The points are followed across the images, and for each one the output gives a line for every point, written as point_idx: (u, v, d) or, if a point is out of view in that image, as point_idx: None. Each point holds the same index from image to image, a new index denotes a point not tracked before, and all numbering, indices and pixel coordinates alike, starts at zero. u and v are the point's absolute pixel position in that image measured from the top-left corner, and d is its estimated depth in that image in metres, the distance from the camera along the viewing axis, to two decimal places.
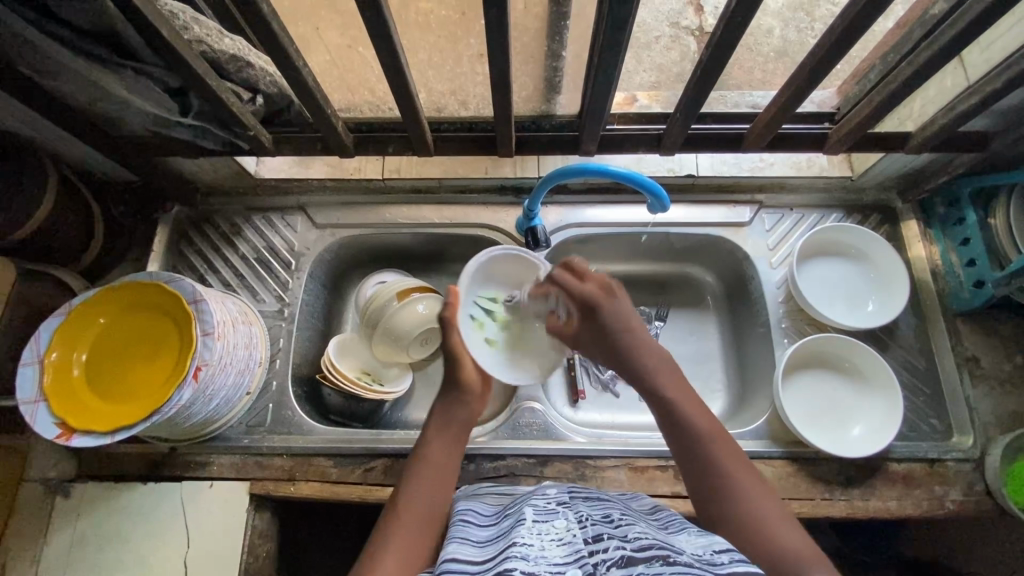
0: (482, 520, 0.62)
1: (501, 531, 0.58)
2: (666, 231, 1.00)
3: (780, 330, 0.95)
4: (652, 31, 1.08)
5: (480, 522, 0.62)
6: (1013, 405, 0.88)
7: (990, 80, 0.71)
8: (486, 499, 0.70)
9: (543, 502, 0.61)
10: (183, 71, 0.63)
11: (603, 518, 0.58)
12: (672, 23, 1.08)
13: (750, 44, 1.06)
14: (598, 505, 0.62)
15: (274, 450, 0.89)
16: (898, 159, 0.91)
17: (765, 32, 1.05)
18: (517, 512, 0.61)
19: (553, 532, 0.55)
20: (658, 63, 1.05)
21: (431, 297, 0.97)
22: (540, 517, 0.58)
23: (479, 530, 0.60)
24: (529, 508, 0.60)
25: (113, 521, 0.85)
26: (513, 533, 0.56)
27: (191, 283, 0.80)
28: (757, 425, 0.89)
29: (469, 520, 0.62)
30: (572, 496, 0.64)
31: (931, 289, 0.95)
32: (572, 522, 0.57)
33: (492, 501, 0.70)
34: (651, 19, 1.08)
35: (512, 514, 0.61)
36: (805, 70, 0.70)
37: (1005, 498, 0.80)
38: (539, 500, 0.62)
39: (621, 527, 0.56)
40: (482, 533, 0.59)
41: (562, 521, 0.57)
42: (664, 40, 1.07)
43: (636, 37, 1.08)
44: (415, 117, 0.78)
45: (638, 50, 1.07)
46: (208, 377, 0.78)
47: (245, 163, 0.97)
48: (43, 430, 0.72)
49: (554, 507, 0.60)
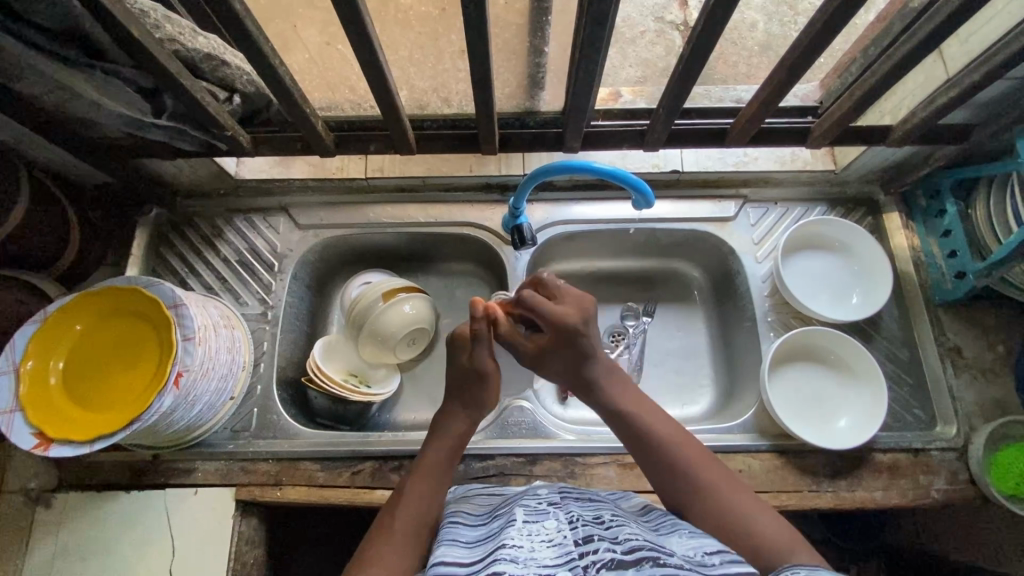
0: (472, 521, 0.62)
1: (491, 532, 0.58)
2: (652, 227, 1.00)
3: (766, 324, 0.95)
4: (637, 26, 1.09)
5: (469, 524, 0.61)
6: (994, 394, 0.89)
7: (968, 74, 0.71)
8: (476, 499, 0.70)
9: (534, 503, 0.61)
10: (155, 70, 0.61)
11: (594, 518, 0.58)
12: (657, 18, 1.10)
13: (734, 39, 1.07)
14: (589, 506, 0.61)
15: (260, 454, 0.88)
16: (882, 153, 0.91)
17: (749, 26, 1.08)
18: (508, 513, 0.60)
19: (543, 533, 0.55)
20: (643, 58, 1.06)
21: (417, 297, 0.98)
22: (531, 518, 0.57)
23: (468, 531, 0.59)
24: (519, 509, 0.59)
25: (97, 530, 0.84)
26: (502, 535, 0.55)
27: (172, 288, 0.78)
28: (745, 419, 0.90)
29: (459, 523, 0.61)
30: (563, 496, 0.63)
31: (914, 280, 0.95)
32: (562, 522, 0.56)
33: (482, 501, 0.70)
34: (636, 15, 1.10)
35: (502, 515, 0.61)
36: (786, 64, 0.69)
37: (988, 485, 0.82)
38: (530, 500, 0.62)
39: (611, 528, 0.56)
40: (471, 533, 0.59)
41: (553, 521, 0.57)
42: (649, 34, 1.09)
43: (622, 33, 1.09)
44: (397, 117, 0.77)
45: (623, 45, 1.07)
46: (190, 383, 0.76)
47: (226, 163, 0.96)
48: (20, 440, 0.70)
49: (544, 508, 0.59)
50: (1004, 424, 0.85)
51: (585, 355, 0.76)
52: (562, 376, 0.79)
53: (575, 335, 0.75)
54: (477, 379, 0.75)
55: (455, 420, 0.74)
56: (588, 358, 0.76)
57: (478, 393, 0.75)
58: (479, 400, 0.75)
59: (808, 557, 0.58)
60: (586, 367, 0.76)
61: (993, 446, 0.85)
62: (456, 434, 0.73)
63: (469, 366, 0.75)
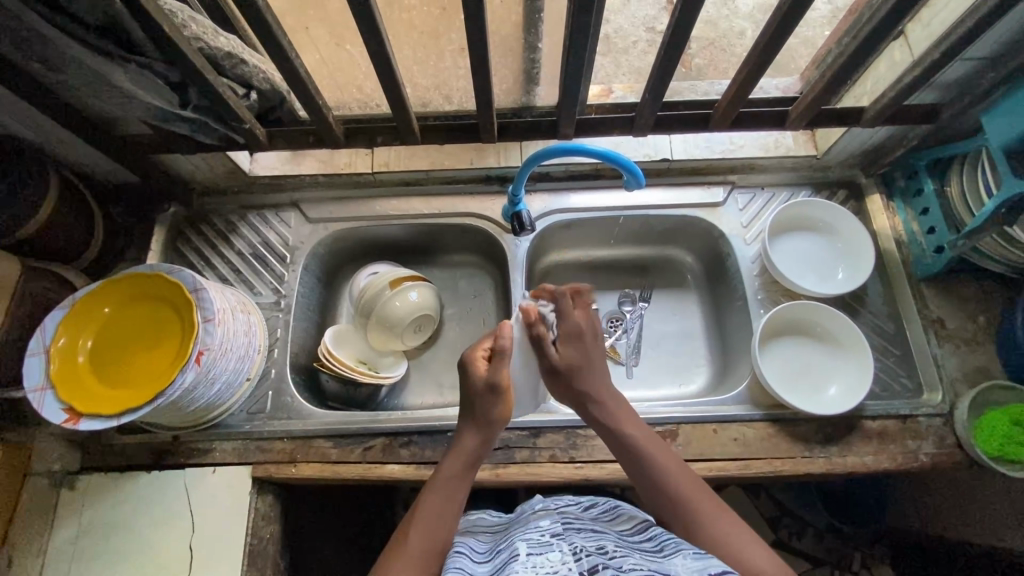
0: (476, 557, 0.64)
1: (496, 567, 0.61)
2: (645, 213, 1.05)
3: (756, 302, 0.99)
4: (629, 36, 1.19)
5: (475, 557, 0.64)
6: (977, 362, 0.93)
7: (930, 52, 0.77)
8: (478, 535, 0.72)
9: (538, 535, 0.63)
10: (183, 65, 0.67)
11: (598, 549, 0.59)
12: (648, 28, 1.20)
13: (726, 46, 1.20)
14: (591, 537, 0.63)
15: (275, 434, 0.92)
16: (859, 135, 0.96)
17: (738, 34, 1.21)
18: (512, 546, 0.62)
19: (547, 565, 0.56)
20: (636, 67, 1.16)
21: (422, 286, 1.03)
22: (534, 550, 0.59)
23: (474, 566, 0.62)
24: (522, 543, 0.61)
25: (120, 509, 0.88)
26: (508, 569, 0.57)
27: (193, 274, 0.83)
28: (738, 392, 0.93)
29: (463, 556, 0.64)
30: (566, 526, 0.65)
31: (896, 257, 1.00)
32: (566, 554, 0.57)
33: (486, 536, 0.72)
34: (628, 25, 1.20)
35: (506, 549, 0.63)
36: (760, 47, 0.75)
37: (974, 448, 0.85)
38: (533, 533, 0.64)
39: (615, 558, 0.57)
40: (478, 569, 0.62)
41: (556, 553, 0.58)
42: (641, 44, 1.18)
43: (616, 43, 1.18)
44: (402, 108, 0.83)
45: (617, 54, 1.17)
46: (210, 362, 0.81)
47: (240, 161, 1.02)
48: (51, 415, 0.74)
49: (547, 540, 0.61)
50: (987, 389, 0.88)
51: (589, 366, 0.77)
52: (567, 397, 0.77)
53: (591, 343, 0.78)
54: (492, 391, 0.73)
55: (468, 433, 0.74)
56: (594, 370, 0.77)
57: (491, 407, 0.73)
58: (487, 417, 0.73)
59: None
60: (589, 381, 0.76)
61: (978, 410, 0.88)
62: (468, 448, 0.72)
63: (483, 381, 0.73)
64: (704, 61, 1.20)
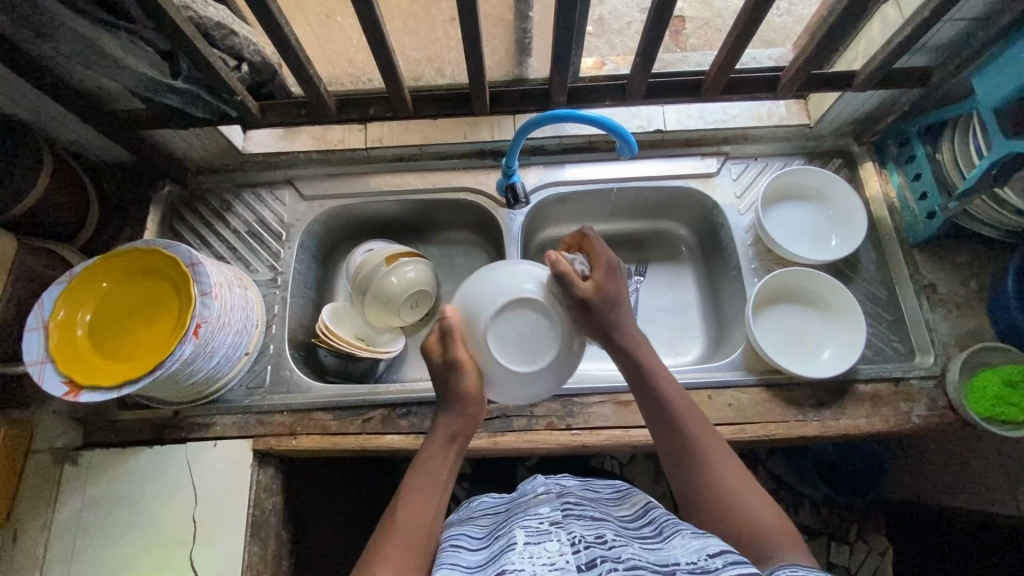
0: (473, 544, 0.62)
1: (491, 555, 0.58)
2: (641, 185, 1.06)
3: (750, 270, 1.00)
4: (623, 16, 1.19)
5: (470, 548, 0.62)
6: (969, 325, 0.93)
7: (918, 13, 0.77)
8: (480, 519, 0.70)
9: (535, 523, 0.61)
10: (173, 33, 0.67)
11: (596, 538, 0.58)
12: (641, 9, 1.20)
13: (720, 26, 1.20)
14: (591, 524, 0.61)
15: (275, 407, 0.93)
16: (852, 102, 0.97)
17: (732, 12, 1.21)
18: (509, 534, 0.61)
19: (545, 556, 0.55)
20: (630, 47, 1.16)
21: (418, 262, 1.03)
22: (532, 539, 0.58)
23: (468, 557, 0.60)
24: (520, 531, 0.60)
25: (123, 483, 0.89)
26: (504, 559, 0.56)
27: (188, 248, 0.83)
28: (733, 358, 0.94)
29: (460, 549, 0.62)
30: (565, 513, 0.63)
31: (888, 223, 1.01)
32: (564, 544, 0.56)
33: (485, 520, 0.70)
34: (622, 6, 1.20)
35: (503, 536, 0.61)
36: (749, 9, 0.75)
37: (965, 409, 0.85)
38: (531, 520, 0.62)
39: (614, 548, 0.56)
40: (473, 558, 0.60)
41: (554, 543, 0.57)
42: (635, 24, 1.18)
43: (610, 23, 1.18)
44: (395, 78, 0.83)
45: (611, 35, 1.18)
46: (209, 334, 0.81)
47: (232, 137, 1.02)
48: (52, 388, 0.75)
49: (546, 529, 0.60)
50: (977, 352, 0.89)
51: (619, 298, 0.71)
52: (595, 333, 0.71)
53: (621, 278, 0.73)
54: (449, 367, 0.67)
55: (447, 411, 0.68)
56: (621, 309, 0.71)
57: (453, 384, 0.67)
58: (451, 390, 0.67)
59: (799, 546, 0.58)
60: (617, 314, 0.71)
61: (970, 371, 0.89)
62: (451, 425, 0.68)
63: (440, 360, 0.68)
64: (699, 41, 1.20)
